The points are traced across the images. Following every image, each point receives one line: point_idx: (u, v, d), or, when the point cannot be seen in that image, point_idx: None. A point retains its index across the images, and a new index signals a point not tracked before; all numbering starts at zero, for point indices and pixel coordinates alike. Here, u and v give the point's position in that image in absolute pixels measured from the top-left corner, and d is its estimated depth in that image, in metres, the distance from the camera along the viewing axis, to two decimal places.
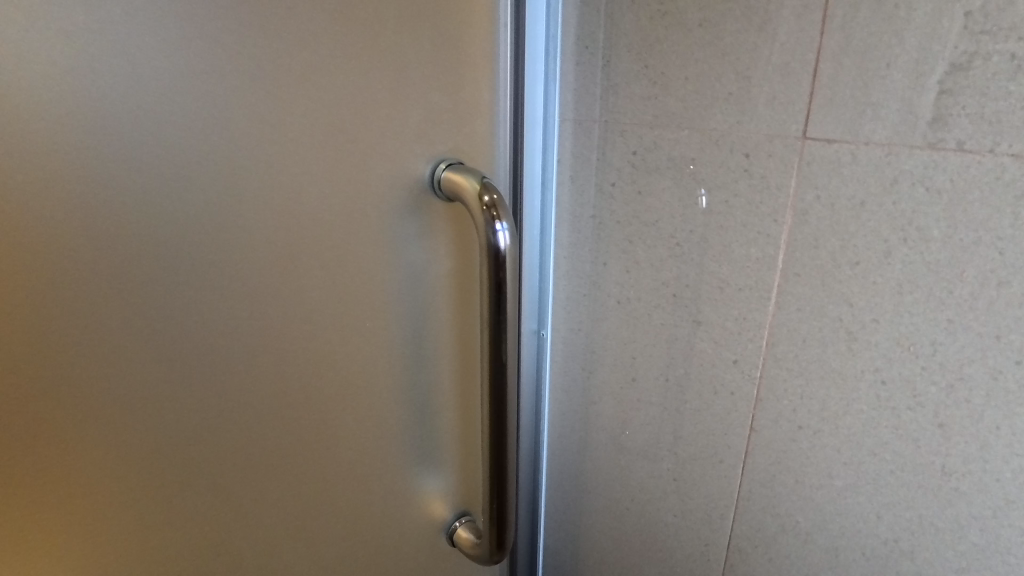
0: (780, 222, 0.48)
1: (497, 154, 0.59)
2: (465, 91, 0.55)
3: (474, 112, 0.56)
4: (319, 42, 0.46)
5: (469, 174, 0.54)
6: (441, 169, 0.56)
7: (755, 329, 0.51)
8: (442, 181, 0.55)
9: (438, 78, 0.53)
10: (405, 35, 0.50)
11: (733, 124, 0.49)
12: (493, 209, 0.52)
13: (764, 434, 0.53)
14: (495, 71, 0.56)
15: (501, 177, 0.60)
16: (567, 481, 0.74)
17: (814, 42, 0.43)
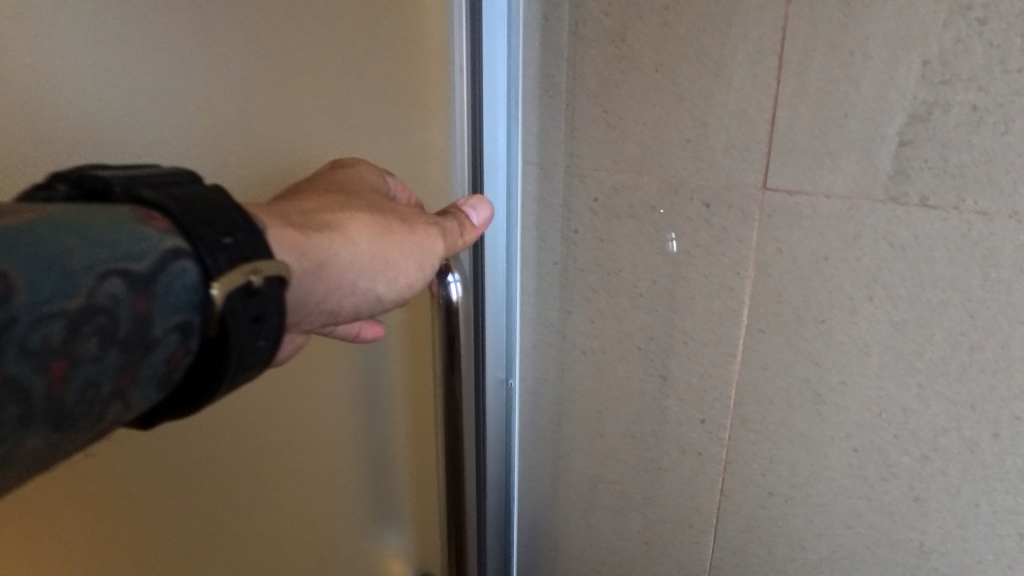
0: (742, 275, 0.46)
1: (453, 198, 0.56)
2: (417, 135, 0.53)
3: (427, 156, 0.54)
4: (257, 84, 0.44)
5: None
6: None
7: (721, 387, 0.49)
8: None
9: (387, 124, 0.51)
10: (348, 81, 0.48)
11: (692, 172, 0.46)
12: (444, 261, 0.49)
13: (733, 498, 0.51)
14: (450, 114, 0.54)
15: None
16: (536, 540, 0.70)
17: (769, 89, 0.41)
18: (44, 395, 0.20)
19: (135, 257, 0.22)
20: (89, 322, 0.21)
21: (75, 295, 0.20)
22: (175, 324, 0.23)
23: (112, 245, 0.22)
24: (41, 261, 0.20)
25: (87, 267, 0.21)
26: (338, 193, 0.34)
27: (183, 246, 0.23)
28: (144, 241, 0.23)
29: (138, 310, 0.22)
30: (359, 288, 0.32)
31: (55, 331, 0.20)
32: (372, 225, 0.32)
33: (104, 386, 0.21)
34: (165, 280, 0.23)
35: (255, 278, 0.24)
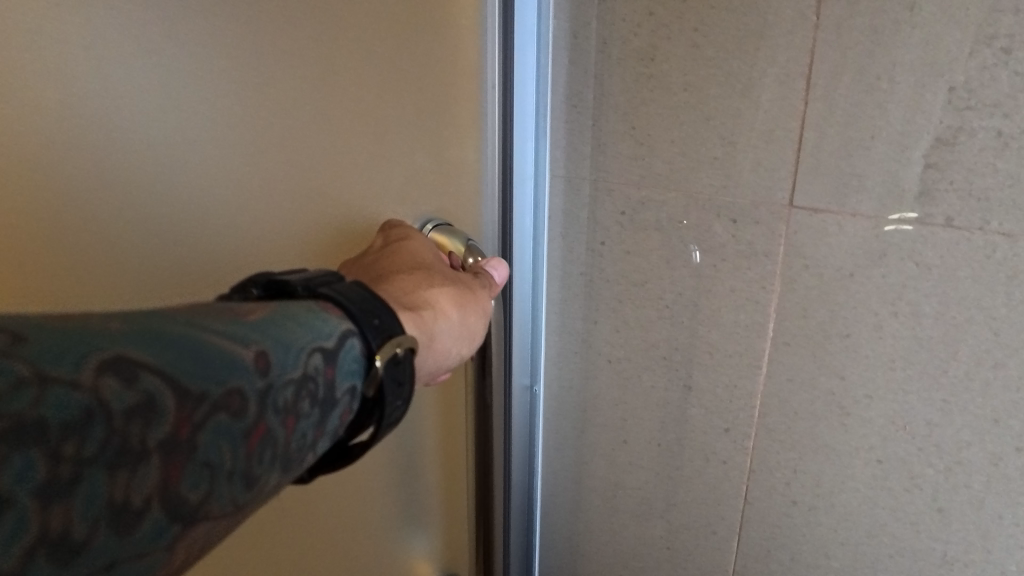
0: (768, 290, 0.47)
1: (484, 214, 0.56)
2: (449, 151, 0.53)
3: (460, 171, 0.53)
4: (303, 103, 0.45)
5: (452, 235, 0.52)
6: (424, 228, 0.52)
7: (746, 398, 0.51)
8: None
9: (421, 138, 0.51)
10: (388, 99, 0.49)
11: (719, 189, 0.48)
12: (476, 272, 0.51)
13: (757, 506, 0.53)
14: (483, 130, 0.53)
15: (488, 238, 0.56)
16: (559, 544, 0.71)
17: (797, 110, 0.43)
18: (283, 444, 0.27)
19: (326, 337, 0.29)
20: (306, 387, 0.28)
21: (300, 366, 0.28)
22: (347, 388, 0.30)
23: (313, 328, 0.29)
24: (279, 343, 0.27)
25: (303, 346, 0.28)
26: (418, 270, 0.42)
27: (353, 328, 0.30)
28: (329, 323, 0.29)
29: (330, 378, 0.29)
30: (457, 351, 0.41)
31: (290, 394, 0.27)
32: (458, 296, 0.41)
33: (312, 437, 0.28)
34: (343, 355, 0.29)
35: (401, 351, 0.31)
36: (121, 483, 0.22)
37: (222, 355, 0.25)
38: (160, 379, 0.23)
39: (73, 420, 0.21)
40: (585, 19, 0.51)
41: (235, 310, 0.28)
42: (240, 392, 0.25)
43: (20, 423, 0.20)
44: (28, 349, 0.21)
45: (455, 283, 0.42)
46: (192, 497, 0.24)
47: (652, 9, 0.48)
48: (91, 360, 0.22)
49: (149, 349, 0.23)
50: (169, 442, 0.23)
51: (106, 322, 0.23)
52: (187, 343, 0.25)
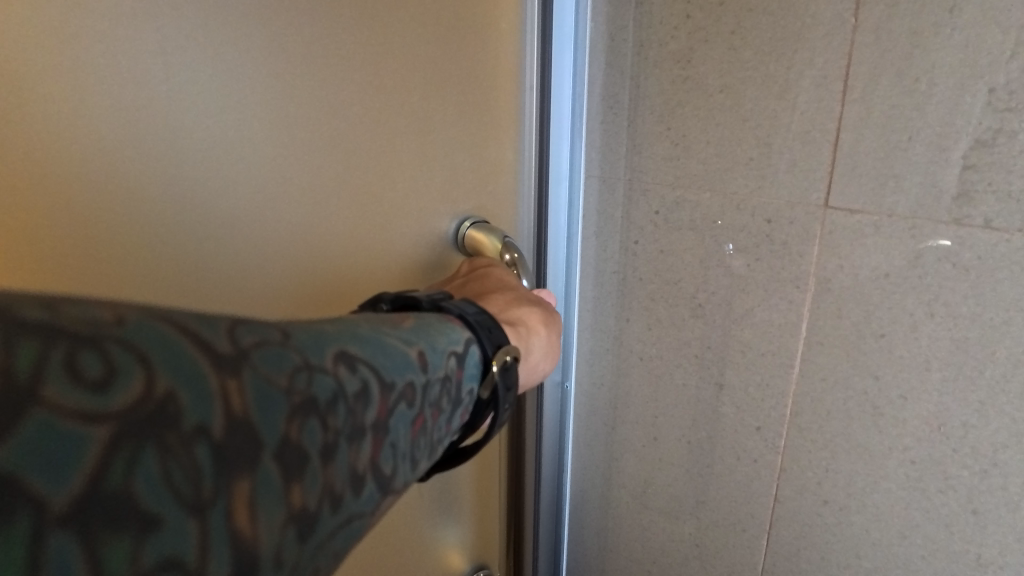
0: (802, 289, 0.47)
1: (519, 212, 0.58)
2: (489, 151, 0.54)
3: (498, 172, 0.55)
4: (351, 107, 0.45)
5: (490, 232, 0.53)
6: (463, 226, 0.54)
7: (778, 397, 0.51)
8: (464, 240, 0.54)
9: (461, 137, 0.52)
10: (432, 100, 0.49)
11: (754, 189, 0.48)
12: (514, 268, 0.51)
13: (788, 505, 0.53)
14: (521, 131, 0.55)
15: (523, 237, 0.59)
16: (589, 538, 0.72)
17: (834, 112, 0.43)
18: (433, 435, 0.28)
19: (457, 342, 0.31)
20: (448, 385, 0.29)
21: (446, 366, 0.29)
22: (470, 389, 0.31)
23: (447, 334, 0.30)
24: (432, 344, 0.29)
25: (445, 348, 0.30)
26: (505, 290, 0.44)
27: (473, 336, 0.32)
28: (458, 332, 0.31)
29: (459, 380, 0.30)
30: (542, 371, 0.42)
31: (440, 391, 0.29)
32: (543, 314, 0.43)
33: (447, 432, 0.30)
34: (469, 359, 0.31)
35: (510, 358, 0.33)
36: (349, 456, 0.23)
37: (401, 351, 0.27)
38: (371, 369, 0.25)
39: (326, 397, 0.23)
40: (622, 22, 0.53)
41: (389, 319, 0.30)
42: (418, 384, 0.27)
43: (297, 398, 0.22)
44: (287, 340, 0.23)
45: (542, 304, 0.44)
46: (388, 475, 0.25)
47: (690, 12, 0.49)
48: (328, 350, 0.24)
49: (356, 343, 0.25)
50: (378, 424, 0.25)
51: (321, 325, 0.25)
52: (377, 341, 0.27)
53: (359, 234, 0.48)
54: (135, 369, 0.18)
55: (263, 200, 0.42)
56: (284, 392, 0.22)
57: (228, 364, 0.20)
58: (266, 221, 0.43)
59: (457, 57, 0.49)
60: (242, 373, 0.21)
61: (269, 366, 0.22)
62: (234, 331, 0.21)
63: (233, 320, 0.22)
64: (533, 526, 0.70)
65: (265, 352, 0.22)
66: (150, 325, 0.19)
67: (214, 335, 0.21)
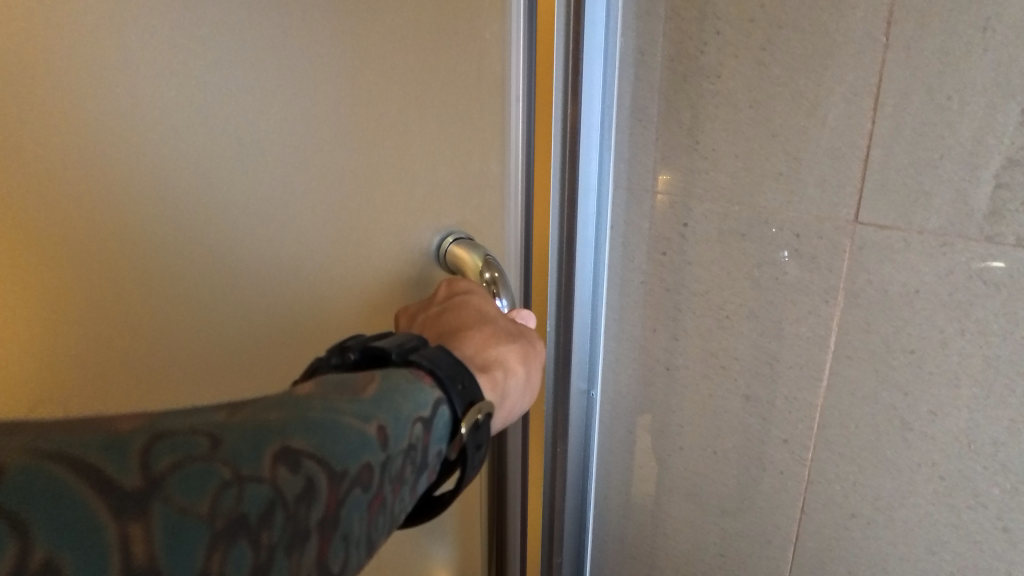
0: (831, 303, 0.48)
1: (506, 223, 0.58)
2: (472, 164, 0.54)
3: (482, 188, 0.55)
4: (378, 115, 0.48)
5: (473, 248, 0.54)
6: (446, 241, 0.54)
7: (806, 409, 0.51)
8: (447, 256, 0.54)
9: (450, 150, 0.53)
10: (415, 111, 0.50)
11: (782, 204, 0.49)
12: (492, 285, 0.53)
13: (815, 517, 0.53)
14: (506, 143, 0.55)
15: (512, 251, 0.59)
16: (611, 545, 0.73)
17: (864, 129, 0.43)
18: (391, 509, 0.30)
19: (423, 407, 0.32)
20: (411, 454, 0.31)
21: (409, 435, 0.31)
22: (438, 451, 0.33)
23: (414, 399, 0.32)
24: (393, 416, 0.30)
25: (409, 415, 0.31)
26: (483, 323, 0.45)
27: (442, 396, 0.33)
28: (427, 393, 0.33)
29: (425, 444, 0.32)
30: (516, 406, 0.43)
31: (402, 462, 0.30)
32: (520, 350, 0.44)
33: (410, 499, 0.31)
34: (437, 420, 0.33)
35: (481, 417, 0.35)
36: (290, 561, 0.25)
37: (355, 433, 0.29)
38: (316, 463, 0.27)
39: (258, 510, 0.24)
40: (652, 37, 0.54)
41: (349, 388, 0.31)
42: (370, 466, 0.28)
43: (220, 522, 0.23)
44: (216, 451, 0.25)
45: (521, 338, 0.45)
46: (337, 567, 0.27)
47: (720, 28, 0.50)
48: (266, 453, 0.26)
49: (302, 436, 0.27)
50: (323, 519, 0.26)
51: (268, 415, 0.27)
52: (327, 427, 0.28)
53: (372, 248, 0.51)
54: (13, 537, 0.19)
55: (240, 231, 0.44)
56: (208, 518, 0.23)
57: (132, 505, 0.22)
58: (265, 224, 0.45)
59: (479, 81, 0.52)
60: (151, 509, 0.22)
61: (189, 492, 0.23)
62: (150, 457, 0.23)
63: (153, 441, 0.24)
64: (519, 554, 0.71)
65: (185, 476, 0.23)
66: (49, 469, 0.21)
67: (123, 471, 0.22)
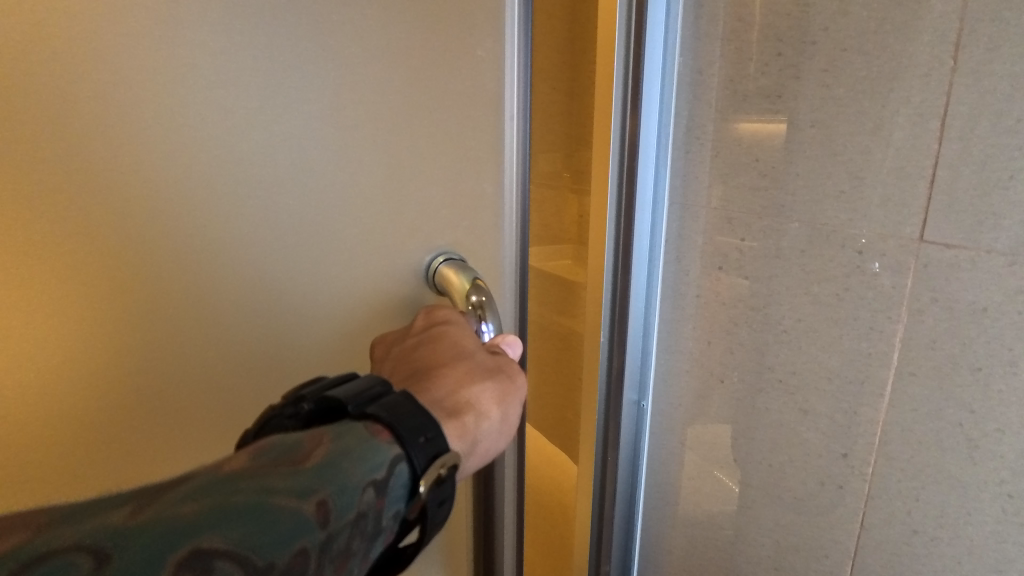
0: (894, 320, 0.48)
1: (501, 249, 0.57)
2: (468, 182, 0.52)
3: (476, 206, 0.53)
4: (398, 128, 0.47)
5: (462, 270, 0.51)
6: (437, 261, 0.52)
7: (867, 424, 0.52)
8: (437, 277, 0.51)
9: (452, 168, 0.51)
10: (428, 127, 0.48)
11: (844, 222, 0.50)
12: (478, 310, 0.50)
13: (874, 533, 0.53)
14: (501, 162, 0.53)
15: (506, 272, 0.57)
16: (660, 555, 0.74)
17: (930, 149, 0.44)
18: None
19: (378, 468, 0.29)
20: (362, 525, 0.27)
21: (360, 504, 0.27)
22: (394, 514, 0.30)
23: (368, 460, 0.29)
24: (340, 485, 0.27)
25: (360, 481, 0.28)
26: (459, 358, 0.41)
27: (401, 452, 0.30)
28: (382, 451, 0.30)
29: (381, 511, 0.29)
30: (496, 444, 0.40)
31: (351, 536, 0.27)
32: (499, 386, 0.40)
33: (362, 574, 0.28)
34: (394, 482, 0.29)
35: (445, 471, 0.31)
36: None
37: (290, 514, 0.25)
38: (237, 561, 0.23)
39: None
40: (710, 58, 0.57)
41: (293, 454, 0.28)
42: (310, 551, 0.25)
43: None
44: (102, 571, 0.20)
45: (500, 373, 0.41)
46: None
47: (782, 50, 0.52)
48: (172, 559, 0.22)
49: (219, 530, 0.23)
50: None
51: (182, 506, 0.23)
52: (256, 512, 0.24)
53: (382, 262, 0.49)
54: None
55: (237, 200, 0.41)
56: None
57: None
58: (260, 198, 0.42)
59: (473, 98, 0.50)
60: None
61: None
62: None
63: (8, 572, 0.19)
64: None
65: None
66: None
67: None
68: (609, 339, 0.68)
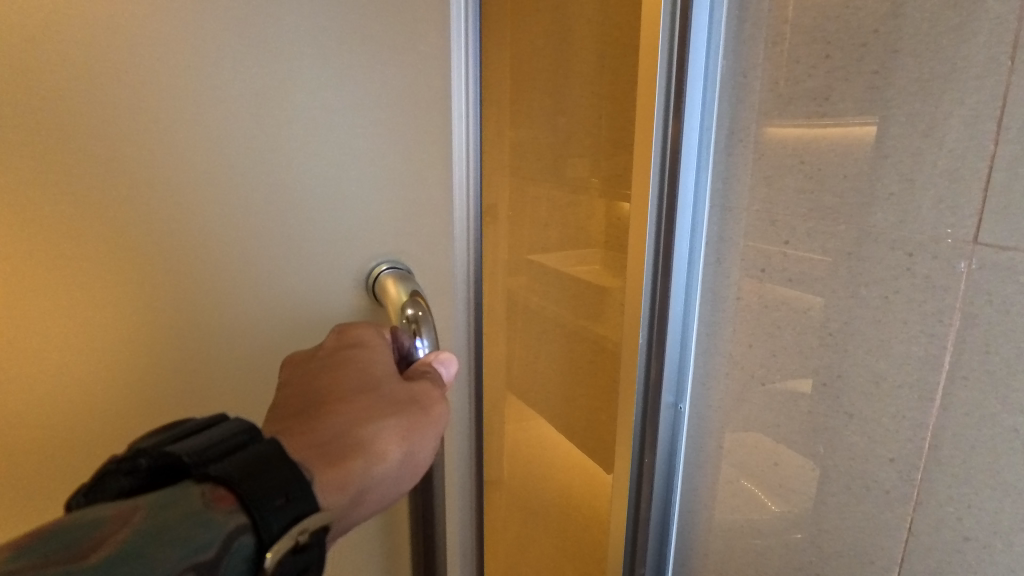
0: (946, 323, 0.48)
1: (455, 249, 0.77)
2: (427, 183, 0.72)
3: (428, 207, 0.72)
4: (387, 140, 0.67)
5: (402, 283, 0.68)
6: (380, 268, 0.69)
7: (916, 429, 0.51)
8: (378, 287, 0.68)
9: (421, 171, 0.71)
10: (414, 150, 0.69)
11: (895, 224, 0.49)
12: (410, 322, 0.61)
13: (923, 539, 0.52)
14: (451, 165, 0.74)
15: (456, 259, 0.77)
16: (695, 560, 0.73)
17: (987, 150, 0.44)
18: None
19: (203, 548, 0.28)
20: None
21: None
22: None
23: (192, 542, 0.28)
24: None
25: (174, 567, 0.27)
26: (362, 395, 0.44)
27: (243, 522, 0.30)
28: (214, 527, 0.29)
29: None
30: (398, 486, 0.42)
31: None
32: (403, 428, 0.42)
33: None
34: (229, 558, 0.29)
35: (304, 535, 0.31)
36: None
37: None
38: None
39: None
40: (754, 61, 0.57)
41: (91, 542, 0.27)
42: None
43: None
44: None
45: (406, 413, 0.44)
46: None
47: (830, 52, 0.52)
48: None
49: None
50: None
51: None
52: None
53: (344, 263, 0.68)
54: None
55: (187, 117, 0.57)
56: None
57: None
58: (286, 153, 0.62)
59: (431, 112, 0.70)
60: None
61: None
62: None
63: None
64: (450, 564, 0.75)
65: None
66: None
67: None
68: (648, 341, 0.70)
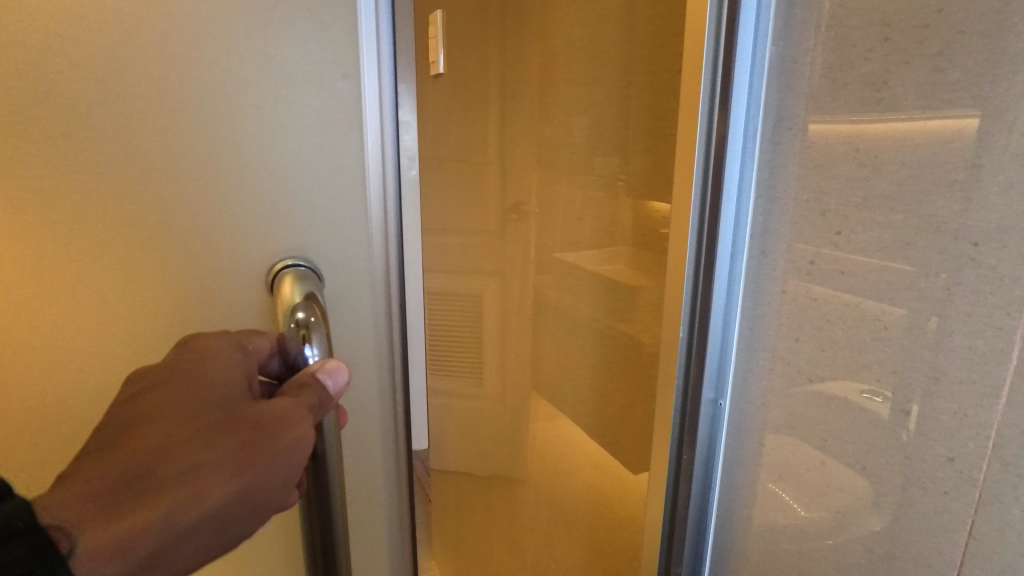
0: (1015, 316, 0.45)
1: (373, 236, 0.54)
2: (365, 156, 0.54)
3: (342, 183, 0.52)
4: None
5: (299, 282, 0.50)
6: (284, 262, 0.51)
7: (979, 428, 0.49)
8: (276, 281, 0.51)
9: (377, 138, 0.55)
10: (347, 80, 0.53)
11: (958, 212, 0.47)
12: (302, 327, 0.46)
13: (985, 543, 0.50)
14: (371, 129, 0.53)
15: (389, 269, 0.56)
16: (734, 561, 0.71)
17: None
18: None
19: None
20: None
21: None
22: None
23: None
24: None
25: None
26: (192, 422, 0.36)
27: None
28: None
29: None
30: (219, 537, 0.35)
31: None
32: (231, 467, 0.36)
33: None
34: None
35: None
36: None
37: None
38: None
39: None
40: (805, 46, 0.55)
41: None
42: None
43: None
44: None
45: (245, 451, 0.37)
46: None
47: (889, 34, 0.50)
48: None
49: None
50: None
51: None
52: None
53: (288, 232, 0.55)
54: None
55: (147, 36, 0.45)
56: None
57: None
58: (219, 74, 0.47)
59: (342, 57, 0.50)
60: None
61: None
62: None
63: None
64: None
65: None
66: None
67: None
68: (688, 336, 0.68)
